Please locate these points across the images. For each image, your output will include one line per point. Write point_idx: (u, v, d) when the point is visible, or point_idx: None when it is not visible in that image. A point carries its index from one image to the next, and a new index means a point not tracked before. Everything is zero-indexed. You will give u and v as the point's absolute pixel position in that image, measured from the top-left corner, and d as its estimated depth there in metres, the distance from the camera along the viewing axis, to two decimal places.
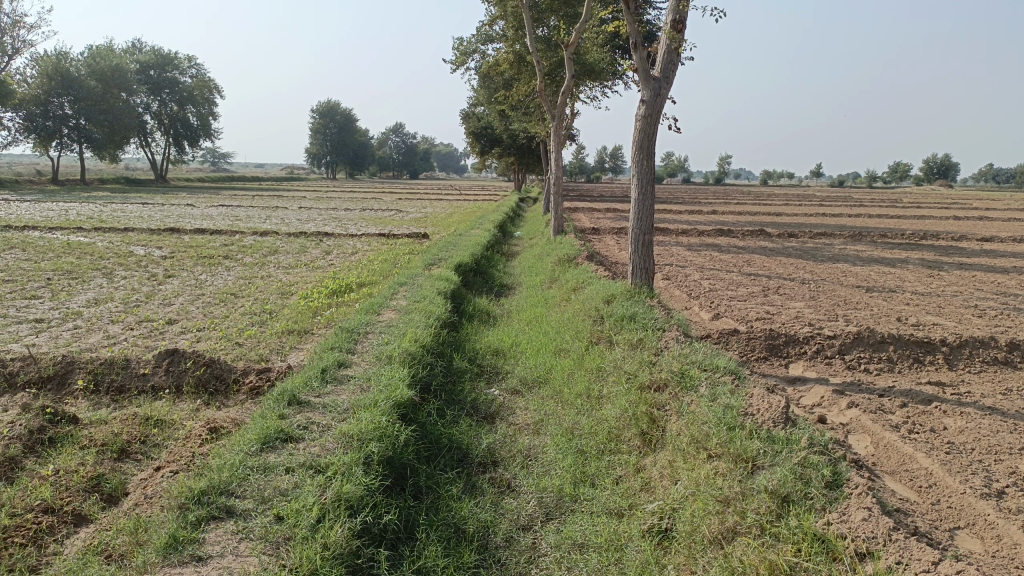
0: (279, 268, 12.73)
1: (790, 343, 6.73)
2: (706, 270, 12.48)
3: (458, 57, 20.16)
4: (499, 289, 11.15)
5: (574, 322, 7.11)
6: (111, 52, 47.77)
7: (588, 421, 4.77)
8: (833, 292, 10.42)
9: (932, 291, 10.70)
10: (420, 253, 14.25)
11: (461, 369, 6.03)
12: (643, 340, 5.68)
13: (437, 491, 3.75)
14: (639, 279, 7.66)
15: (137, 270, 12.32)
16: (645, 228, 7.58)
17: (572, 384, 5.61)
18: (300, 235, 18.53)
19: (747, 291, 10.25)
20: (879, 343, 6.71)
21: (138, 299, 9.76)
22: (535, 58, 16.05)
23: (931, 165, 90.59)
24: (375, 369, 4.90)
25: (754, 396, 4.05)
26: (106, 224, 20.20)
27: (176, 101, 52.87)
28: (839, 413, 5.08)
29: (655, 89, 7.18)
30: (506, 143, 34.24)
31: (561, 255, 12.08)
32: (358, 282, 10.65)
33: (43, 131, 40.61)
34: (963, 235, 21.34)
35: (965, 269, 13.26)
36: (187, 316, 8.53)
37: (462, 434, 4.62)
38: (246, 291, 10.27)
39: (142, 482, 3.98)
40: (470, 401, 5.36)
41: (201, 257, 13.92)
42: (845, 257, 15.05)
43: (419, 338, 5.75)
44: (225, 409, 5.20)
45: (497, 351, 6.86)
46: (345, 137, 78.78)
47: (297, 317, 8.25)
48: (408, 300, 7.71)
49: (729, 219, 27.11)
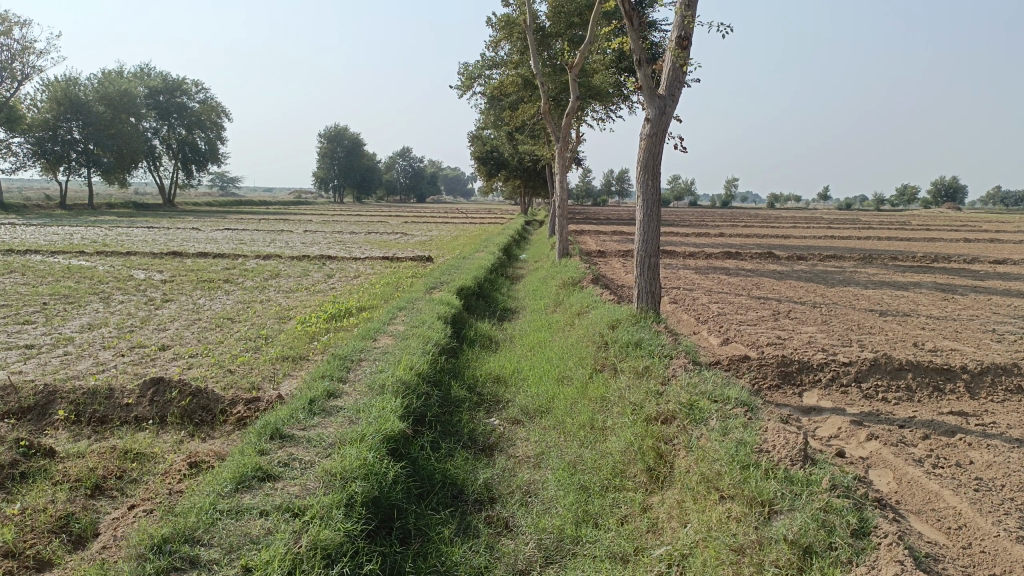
0: (280, 292, 12.52)
1: (804, 371, 6.45)
2: (715, 294, 12.21)
3: (462, 81, 20.09)
4: (502, 313, 10.90)
5: (578, 348, 6.84)
6: (120, 78, 48.08)
7: (591, 455, 4.50)
8: (845, 316, 10.14)
9: (948, 315, 10.41)
10: (423, 276, 14.06)
11: (459, 397, 5.77)
12: (649, 368, 5.40)
13: (427, 534, 3.48)
14: (645, 303, 7.40)
15: (135, 295, 12.12)
16: (651, 250, 7.33)
17: (575, 414, 5.35)
18: (303, 259, 18.37)
19: (757, 316, 9.97)
20: (897, 371, 6.42)
21: (133, 324, 9.55)
22: (539, 79, 15.91)
23: (939, 187, 90.29)
24: (365, 399, 4.64)
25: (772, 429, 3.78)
26: (109, 248, 20.07)
27: (184, 125, 53.14)
28: (858, 446, 4.79)
29: (660, 106, 6.98)
30: (512, 166, 34.17)
31: (566, 278, 11.83)
32: (359, 306, 10.43)
33: (51, 156, 40.73)
34: (975, 258, 21.02)
35: (980, 292, 12.96)
36: (180, 342, 8.30)
37: (457, 469, 4.35)
38: (244, 315, 10.05)
39: (113, 522, 3.72)
40: (467, 433, 5.09)
41: (201, 281, 13.75)
42: (856, 280, 14.77)
43: (415, 366, 5.49)
44: (209, 442, 4.95)
45: (498, 379, 6.60)
46: (352, 161, 79.06)
47: (293, 343, 8.02)
48: (406, 325, 7.47)
49: (737, 242, 26.84)
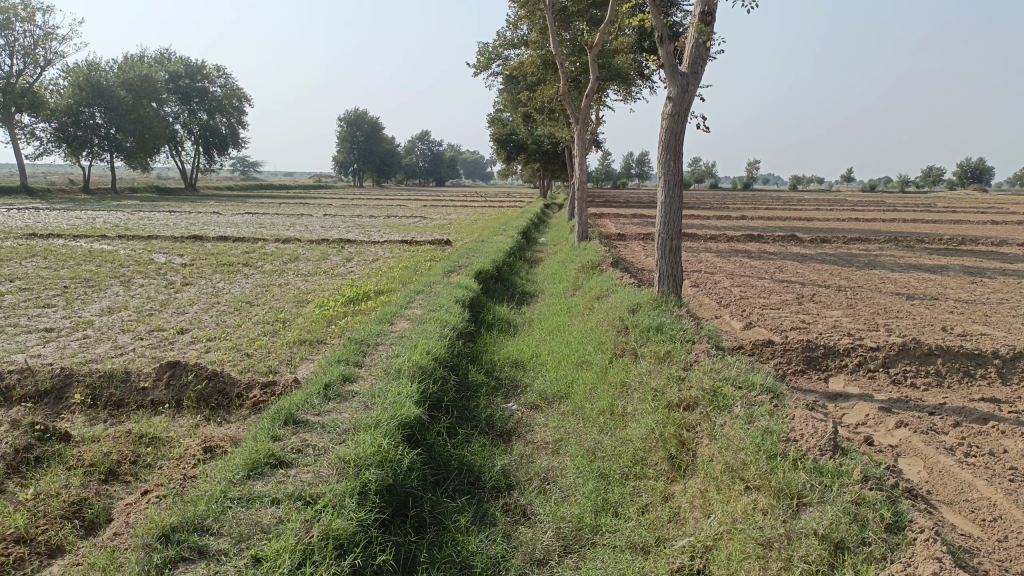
0: (298, 276, 12.50)
1: (829, 356, 6.29)
2: (737, 277, 12.03)
3: (481, 63, 19.92)
4: (521, 296, 10.79)
5: (597, 332, 6.73)
6: (141, 63, 48.28)
7: (611, 442, 4.40)
8: (871, 299, 9.94)
9: (977, 299, 10.17)
10: (441, 259, 13.99)
11: (476, 382, 5.69)
12: (671, 353, 5.27)
13: (443, 522, 3.40)
14: (666, 287, 7.26)
15: (155, 278, 12.15)
16: (673, 233, 7.17)
17: (594, 400, 5.25)
18: (322, 242, 18.36)
19: (781, 299, 9.79)
20: (926, 356, 6.25)
21: (151, 307, 9.55)
22: (558, 60, 15.67)
23: (965, 169, 88.76)
24: (381, 384, 4.56)
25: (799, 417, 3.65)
26: (130, 232, 20.18)
27: (205, 110, 53.35)
28: (886, 433, 4.65)
29: (683, 85, 6.80)
30: (532, 149, 33.92)
31: (586, 262, 11.70)
32: (377, 290, 10.38)
33: (75, 141, 41.03)
34: (1003, 240, 20.62)
35: (1009, 275, 12.67)
36: (198, 326, 8.28)
37: (474, 455, 4.27)
38: (262, 299, 10.02)
39: (125, 508, 3.67)
40: (484, 418, 5.01)
41: (221, 265, 13.77)
42: (881, 263, 14.50)
43: (432, 350, 5.41)
44: (224, 426, 4.91)
45: (516, 363, 6.50)
46: (372, 144, 79.01)
47: (311, 326, 7.97)
48: (423, 309, 7.40)
49: (758, 224, 26.50)
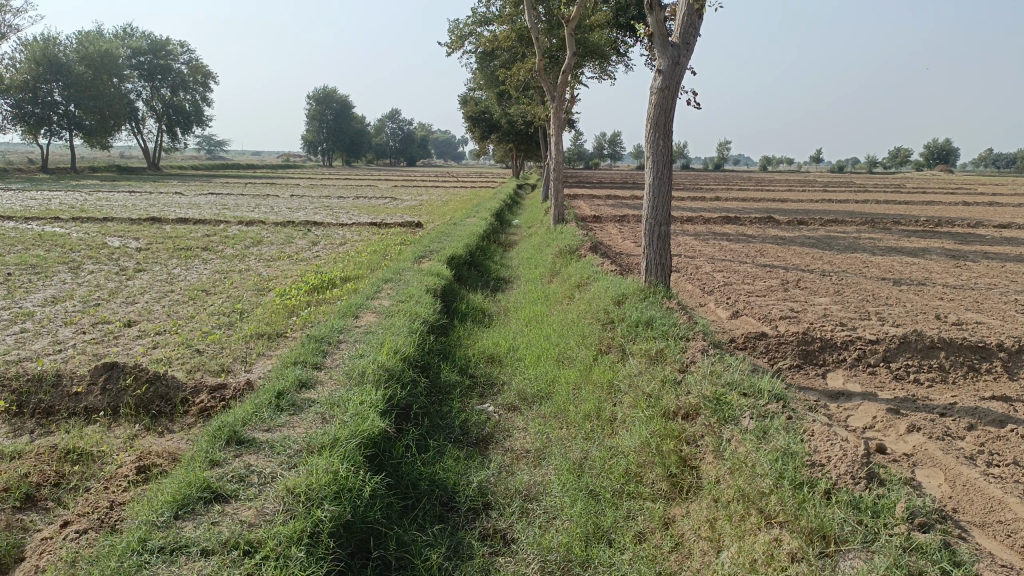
0: (260, 261, 11.87)
1: (826, 349, 5.88)
2: (718, 261, 11.64)
3: (453, 40, 19.24)
4: (496, 283, 10.29)
5: (579, 325, 6.27)
6: (101, 37, 46.60)
7: (600, 454, 3.94)
8: (858, 285, 9.59)
9: (965, 284, 9.88)
10: (411, 243, 13.44)
11: (450, 382, 5.21)
12: (663, 352, 4.81)
13: (411, 562, 2.93)
14: (654, 276, 6.81)
15: (106, 264, 11.43)
16: (662, 218, 6.71)
17: (579, 402, 4.79)
18: (288, 224, 17.68)
19: (766, 285, 9.41)
20: (929, 349, 5.88)
21: (99, 297, 8.88)
22: (534, 34, 15.06)
23: (932, 150, 89.65)
24: (341, 391, 4.04)
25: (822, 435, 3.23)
26: (85, 214, 19.27)
27: (168, 87, 51.76)
28: (898, 440, 4.24)
29: (674, 56, 6.34)
30: (504, 129, 33.26)
31: (563, 245, 11.23)
32: (343, 276, 9.83)
33: (32, 119, 39.57)
34: (978, 221, 20.51)
35: (992, 259, 12.43)
36: (148, 318, 7.66)
37: (446, 472, 3.77)
38: (220, 287, 9.40)
39: (39, 545, 3.15)
40: (458, 425, 4.52)
41: (178, 249, 13.06)
42: (862, 246, 14.22)
43: (400, 348, 4.89)
44: (165, 438, 4.39)
45: (492, 360, 6.01)
46: (341, 123, 77.54)
47: (270, 318, 7.42)
48: (391, 299, 6.88)
49: (733, 205, 26.24)
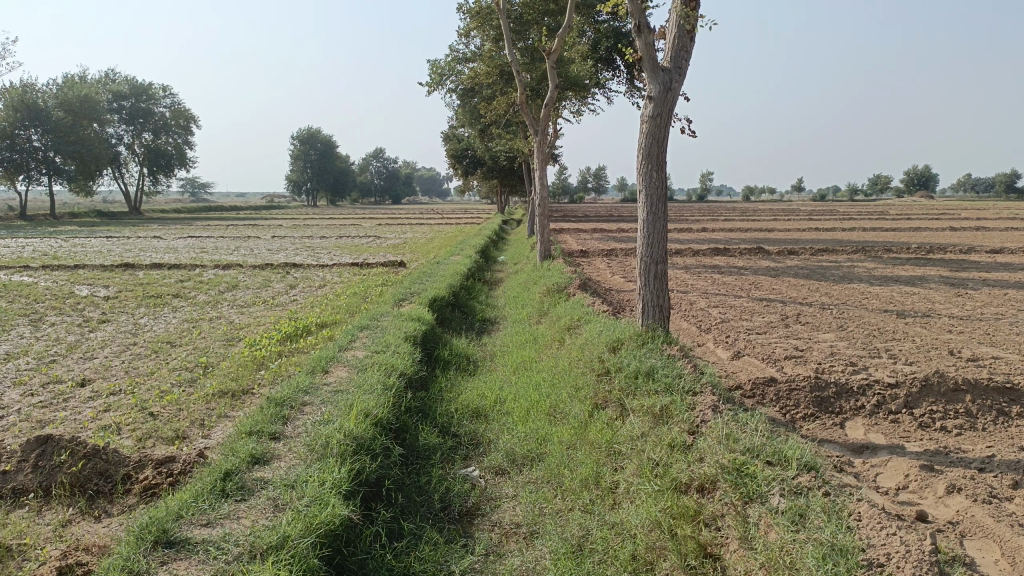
0: (233, 307, 11.31)
1: (842, 396, 5.38)
2: (712, 296, 11.20)
3: (432, 79, 18.98)
4: (481, 325, 9.79)
5: (572, 375, 5.75)
6: (82, 83, 46.28)
7: (601, 534, 3.41)
8: (862, 319, 9.15)
9: (970, 314, 9.48)
10: (392, 284, 12.97)
11: (429, 445, 4.66)
12: (667, 408, 4.29)
13: None
14: (651, 318, 6.32)
15: (70, 316, 10.83)
16: (658, 256, 6.24)
17: (575, 466, 4.26)
18: (266, 267, 17.14)
19: (765, 322, 8.93)
20: (953, 393, 5.38)
21: (55, 353, 8.26)
22: (514, 68, 14.70)
23: (911, 176, 90.58)
24: (300, 469, 3.48)
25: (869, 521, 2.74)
26: (57, 261, 18.65)
27: (151, 130, 51.44)
28: (938, 504, 3.73)
29: (665, 82, 5.93)
30: (488, 164, 33.07)
31: (551, 284, 10.76)
32: (319, 323, 9.29)
33: (10, 165, 38.87)
34: (969, 247, 20.31)
35: (992, 286, 12.08)
36: (105, 376, 7.05)
37: (421, 562, 3.22)
38: (186, 338, 8.83)
39: None
40: (439, 498, 3.98)
41: (148, 297, 12.47)
42: (857, 276, 13.86)
43: (370, 410, 4.34)
44: (103, 524, 3.82)
45: (478, 416, 5.45)
46: (325, 163, 77.43)
47: (237, 372, 6.85)
48: (367, 349, 6.35)
49: (720, 236, 26.04)
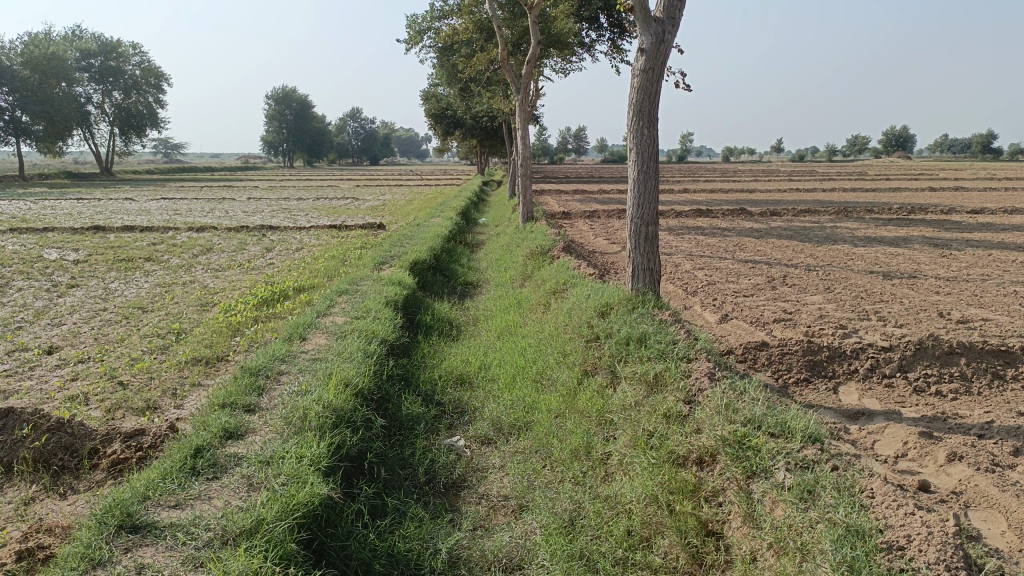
0: (208, 271, 11.00)
1: (835, 359, 5.25)
2: (697, 258, 11.05)
3: (410, 36, 18.45)
4: (463, 288, 9.58)
5: (558, 341, 5.58)
6: (48, 40, 44.83)
7: (595, 508, 3.26)
8: (849, 280, 9.04)
9: (956, 275, 9.42)
10: (371, 247, 12.69)
11: (412, 415, 4.48)
12: (661, 376, 4.14)
13: None
14: (640, 283, 6.14)
15: (38, 280, 10.47)
16: (648, 218, 6.05)
17: (565, 435, 4.10)
18: (242, 229, 16.76)
19: (752, 284, 8.80)
20: (948, 356, 5.29)
21: (22, 319, 7.96)
22: (495, 24, 14.28)
23: (890, 137, 90.73)
24: (276, 444, 3.29)
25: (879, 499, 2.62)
26: (25, 224, 18.13)
27: (121, 89, 50.10)
28: (939, 473, 3.61)
29: (657, 33, 5.69)
30: (468, 124, 32.54)
31: (534, 246, 10.55)
32: (296, 287, 9.02)
33: None
34: (950, 207, 20.30)
35: (976, 247, 12.04)
36: (73, 343, 6.78)
37: (406, 541, 3.05)
38: (159, 303, 8.54)
39: None
40: (423, 470, 3.81)
41: (119, 261, 12.11)
42: (841, 237, 13.77)
43: (350, 379, 4.15)
44: (68, 502, 3.62)
45: (462, 383, 5.28)
46: (302, 123, 76.01)
47: (211, 338, 6.61)
48: (347, 315, 6.14)
49: (702, 197, 25.86)
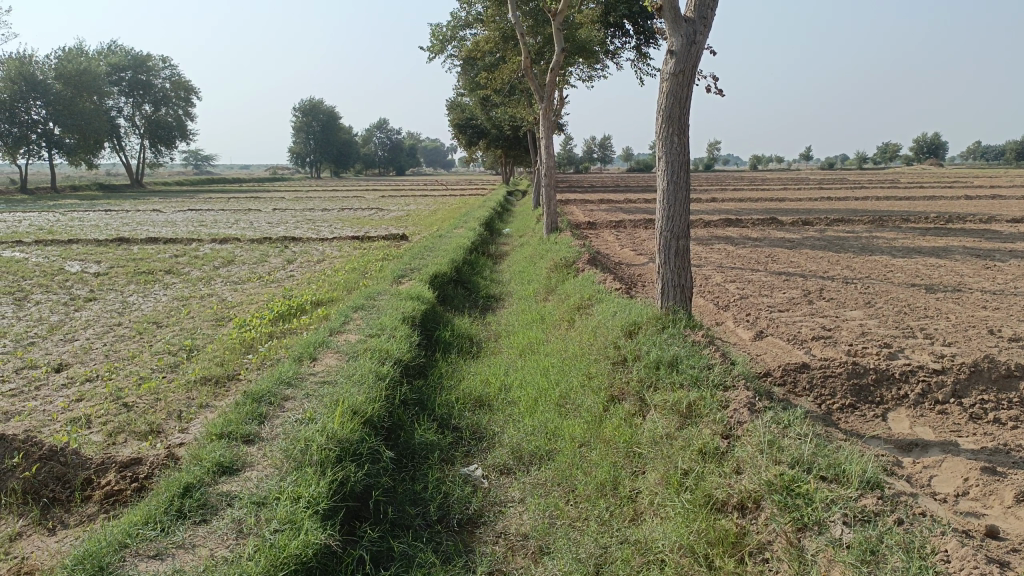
0: (227, 284, 10.82)
1: (881, 383, 4.87)
2: (727, 270, 10.67)
3: (433, 45, 18.28)
4: (485, 302, 9.30)
5: (583, 361, 5.26)
6: (80, 55, 45.51)
7: (624, 554, 2.93)
8: (889, 294, 8.61)
9: (1003, 288, 8.95)
10: (392, 259, 12.47)
11: (425, 442, 4.18)
12: (695, 406, 3.81)
13: None
14: (671, 299, 5.80)
15: (56, 294, 10.35)
16: (679, 230, 5.73)
17: (590, 467, 3.78)
18: (264, 241, 16.64)
19: (786, 297, 8.41)
20: (1005, 380, 4.88)
21: (35, 333, 7.80)
22: (518, 31, 14.02)
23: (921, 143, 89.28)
24: (271, 481, 3.01)
25: (949, 563, 2.29)
26: (51, 236, 18.17)
27: (151, 101, 50.71)
28: (1008, 516, 3.23)
29: (688, 33, 5.38)
30: (492, 134, 32.37)
31: (558, 258, 10.25)
32: (313, 301, 8.78)
33: (11, 139, 38.47)
34: (987, 216, 19.68)
35: (1020, 257, 11.52)
36: (83, 359, 6.58)
37: None
38: (173, 318, 8.35)
39: None
40: (435, 506, 3.52)
41: (139, 274, 11.98)
42: (877, 247, 13.30)
43: (359, 407, 3.86)
44: (55, 538, 3.37)
45: (480, 406, 4.97)
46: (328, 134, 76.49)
47: (223, 356, 6.38)
48: (361, 332, 5.87)
49: (730, 206, 25.38)
